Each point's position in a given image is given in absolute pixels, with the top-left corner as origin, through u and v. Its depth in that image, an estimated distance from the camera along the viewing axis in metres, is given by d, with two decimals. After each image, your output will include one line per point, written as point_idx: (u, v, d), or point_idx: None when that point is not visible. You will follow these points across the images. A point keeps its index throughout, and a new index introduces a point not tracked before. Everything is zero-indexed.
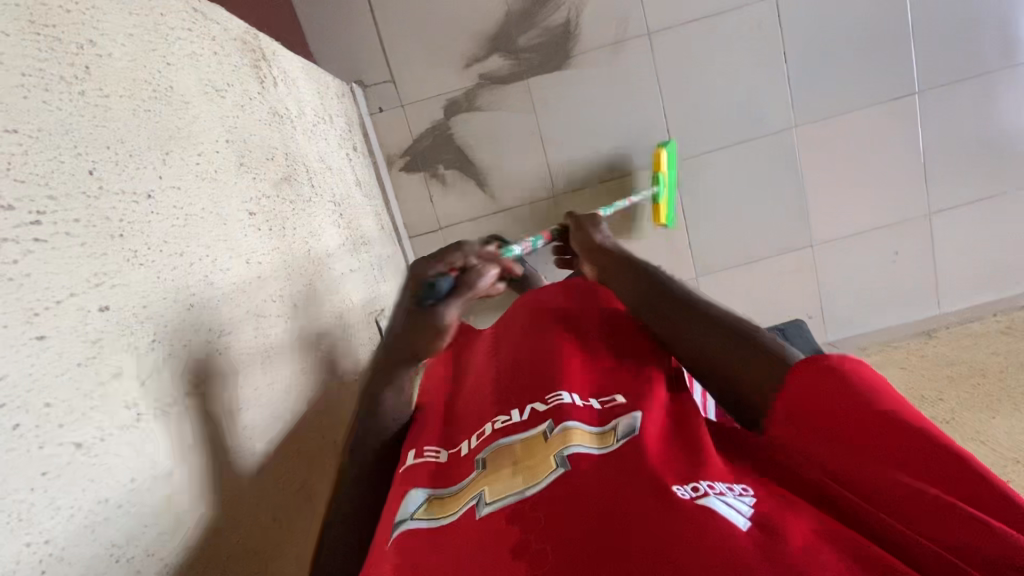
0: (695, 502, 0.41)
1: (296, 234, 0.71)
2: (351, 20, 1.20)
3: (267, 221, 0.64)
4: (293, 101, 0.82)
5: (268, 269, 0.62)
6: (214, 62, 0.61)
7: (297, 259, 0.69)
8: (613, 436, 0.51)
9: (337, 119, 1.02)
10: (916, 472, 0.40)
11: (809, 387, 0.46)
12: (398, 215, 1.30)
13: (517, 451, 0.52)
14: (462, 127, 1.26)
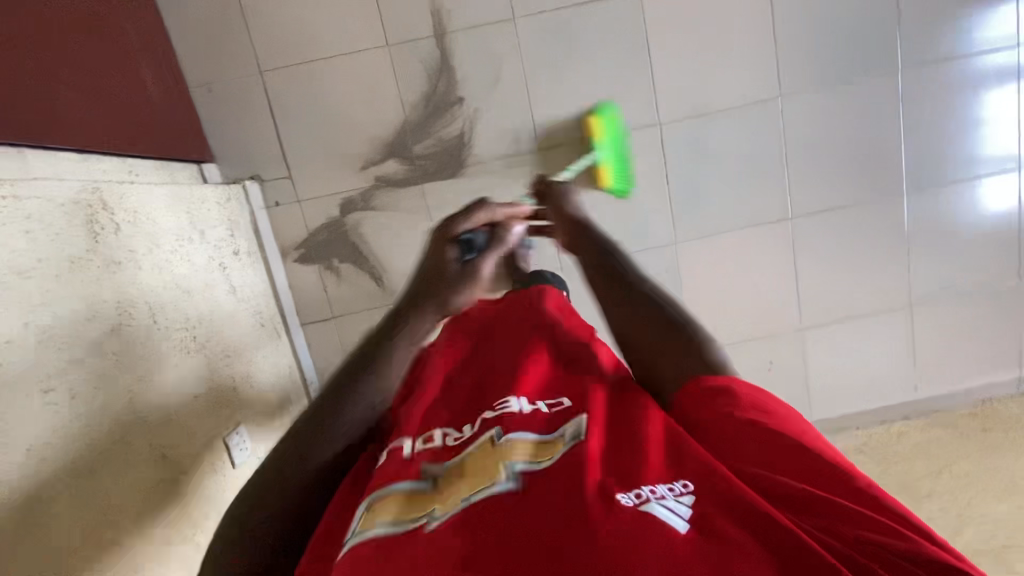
0: (634, 509, 0.44)
1: (118, 384, 0.76)
2: (250, 119, 1.24)
3: (70, 388, 0.68)
4: (143, 237, 0.87)
5: (62, 440, 0.65)
6: (22, 243, 0.65)
7: (112, 413, 0.74)
8: (558, 444, 0.53)
9: (212, 230, 1.06)
10: (836, 480, 0.46)
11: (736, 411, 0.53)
12: (289, 304, 1.32)
13: (467, 462, 0.54)
14: (357, 223, 1.30)
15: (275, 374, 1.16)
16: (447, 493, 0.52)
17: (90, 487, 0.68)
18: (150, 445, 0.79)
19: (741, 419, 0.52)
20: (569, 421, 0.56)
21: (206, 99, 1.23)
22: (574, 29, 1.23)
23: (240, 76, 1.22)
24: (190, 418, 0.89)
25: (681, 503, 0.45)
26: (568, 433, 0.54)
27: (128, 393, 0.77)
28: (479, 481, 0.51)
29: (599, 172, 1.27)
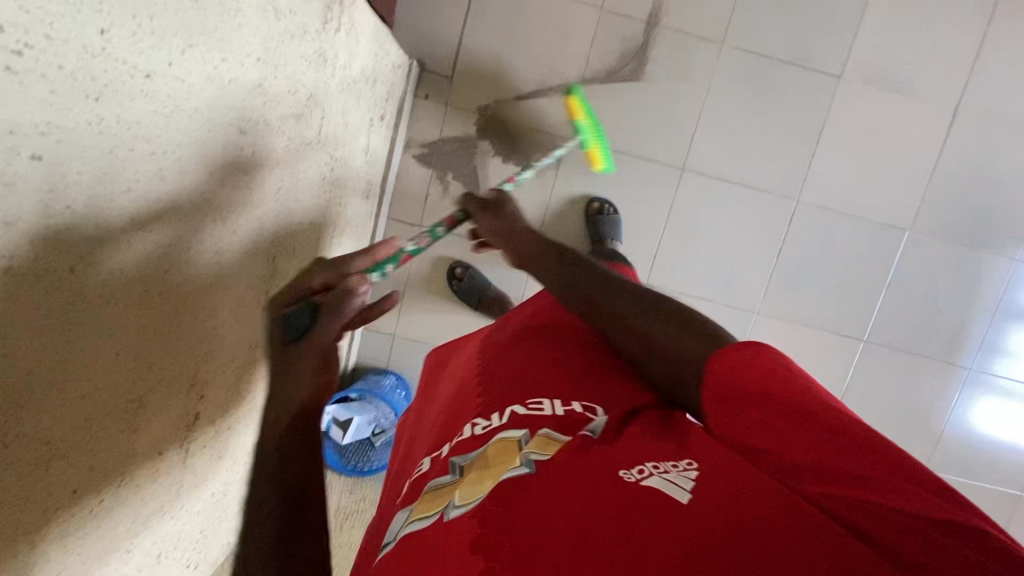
0: (642, 484, 0.43)
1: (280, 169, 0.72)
2: (443, 9, 1.23)
3: (255, 143, 0.64)
4: (346, 53, 0.84)
5: (229, 186, 0.61)
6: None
7: (266, 190, 0.70)
8: (571, 433, 0.51)
9: (380, 85, 1.03)
10: (878, 463, 0.39)
11: (755, 376, 0.46)
12: (389, 193, 1.29)
13: (489, 453, 0.51)
14: (487, 151, 1.28)
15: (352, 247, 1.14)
16: (462, 489, 0.48)
17: (237, 241, 0.66)
18: (273, 244, 0.76)
19: (751, 391, 0.46)
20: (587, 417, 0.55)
21: None
22: (772, 79, 1.26)
23: None
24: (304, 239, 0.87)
25: (687, 478, 0.43)
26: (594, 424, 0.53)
27: (278, 181, 0.73)
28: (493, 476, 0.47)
29: (591, 151, 1.22)
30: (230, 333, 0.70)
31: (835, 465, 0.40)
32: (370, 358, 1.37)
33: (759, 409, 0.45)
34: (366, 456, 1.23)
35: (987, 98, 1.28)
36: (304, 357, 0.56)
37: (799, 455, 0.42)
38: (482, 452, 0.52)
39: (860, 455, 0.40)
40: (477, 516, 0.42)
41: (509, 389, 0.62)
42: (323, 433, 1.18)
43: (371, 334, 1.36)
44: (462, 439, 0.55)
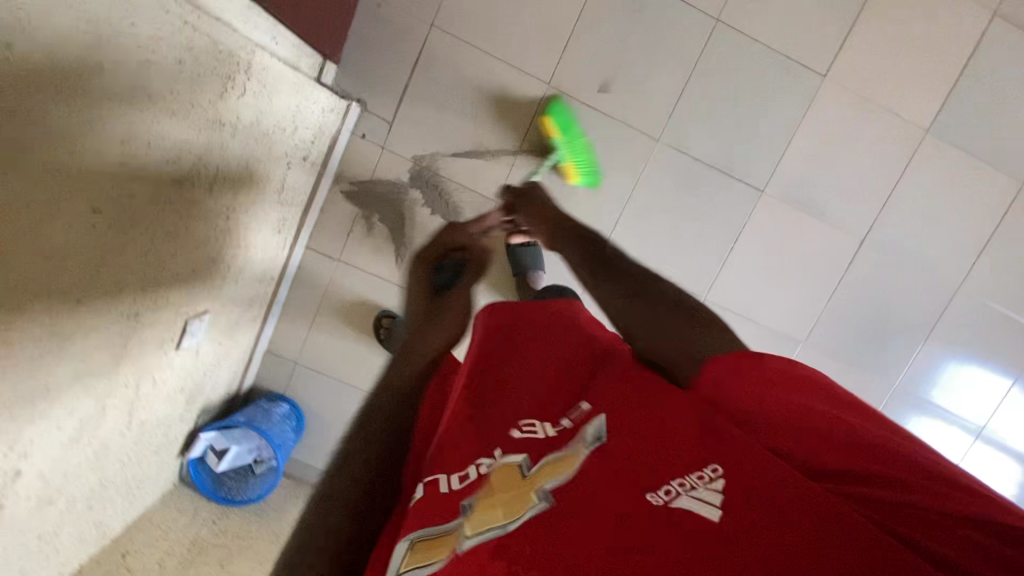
0: (672, 504, 0.46)
1: (150, 185, 0.68)
2: (392, 55, 1.23)
3: (123, 197, 0.64)
4: (254, 112, 0.84)
5: (84, 187, 0.58)
6: (166, 49, 0.62)
7: (141, 193, 0.67)
8: (580, 445, 0.52)
9: (302, 132, 1.03)
10: (849, 443, 0.53)
11: (768, 385, 0.59)
12: (311, 224, 1.28)
13: (496, 485, 0.50)
14: (416, 200, 1.29)
15: (256, 281, 1.13)
16: (476, 520, 0.47)
17: (93, 225, 0.62)
18: (160, 218, 0.73)
19: (756, 385, 0.59)
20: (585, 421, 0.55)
21: (368, 10, 1.21)
22: (697, 181, 1.31)
23: (412, 12, 1.21)
24: (194, 221, 0.81)
25: (713, 491, 0.47)
26: (590, 434, 0.52)
27: (161, 207, 0.72)
28: (507, 513, 0.47)
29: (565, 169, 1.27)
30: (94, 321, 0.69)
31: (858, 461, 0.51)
32: (268, 381, 1.37)
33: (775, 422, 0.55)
34: (247, 483, 1.21)
35: (892, 234, 1.35)
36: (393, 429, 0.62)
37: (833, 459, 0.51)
38: (487, 485, 0.50)
39: (877, 458, 0.51)
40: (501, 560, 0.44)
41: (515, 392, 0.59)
42: (199, 457, 1.17)
43: (273, 357, 1.35)
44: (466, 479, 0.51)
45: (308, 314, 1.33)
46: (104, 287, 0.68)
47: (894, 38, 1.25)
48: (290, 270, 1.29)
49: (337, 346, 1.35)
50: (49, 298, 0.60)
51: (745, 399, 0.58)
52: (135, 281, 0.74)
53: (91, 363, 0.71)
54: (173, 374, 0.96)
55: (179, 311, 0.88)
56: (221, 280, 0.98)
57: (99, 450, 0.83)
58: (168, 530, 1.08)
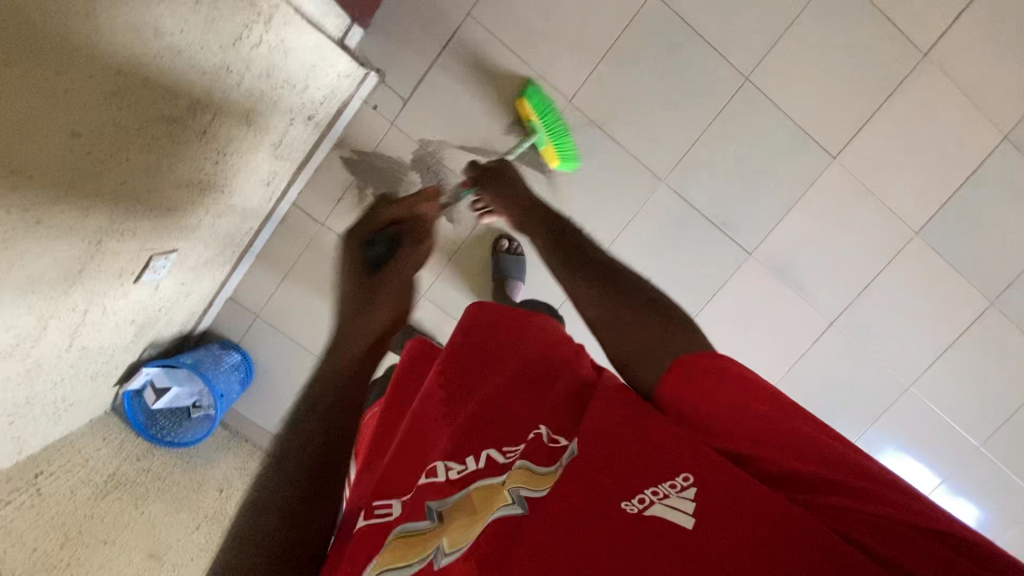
0: (643, 515, 0.47)
1: (138, 119, 0.66)
2: (421, 33, 1.20)
3: (109, 124, 0.62)
4: (268, 63, 0.82)
5: (70, 111, 0.57)
6: None
7: (128, 123, 0.65)
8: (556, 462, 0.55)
9: (312, 92, 1.00)
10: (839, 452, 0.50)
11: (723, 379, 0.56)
12: (302, 181, 1.26)
13: (474, 496, 0.52)
14: (414, 183, 1.28)
15: (233, 228, 1.11)
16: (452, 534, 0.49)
17: (71, 148, 0.59)
18: (146, 147, 0.70)
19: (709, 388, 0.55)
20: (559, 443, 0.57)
21: None
22: (686, 230, 1.34)
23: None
24: (180, 156, 0.78)
25: (686, 499, 0.47)
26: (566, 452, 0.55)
27: (147, 140, 0.70)
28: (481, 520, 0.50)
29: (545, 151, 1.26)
30: (54, 240, 0.67)
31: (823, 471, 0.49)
32: (224, 327, 1.35)
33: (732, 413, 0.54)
34: (179, 426, 1.21)
35: (856, 324, 1.39)
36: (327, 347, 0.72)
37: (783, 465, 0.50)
38: (465, 495, 0.52)
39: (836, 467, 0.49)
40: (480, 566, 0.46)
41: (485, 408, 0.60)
42: (137, 390, 1.16)
43: (234, 305, 1.33)
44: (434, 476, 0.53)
45: (281, 270, 1.31)
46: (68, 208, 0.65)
47: (903, 140, 1.28)
48: (271, 223, 1.27)
49: (303, 307, 1.34)
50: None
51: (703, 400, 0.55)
52: (105, 205, 0.71)
53: (44, 278, 0.69)
54: (126, 305, 0.93)
55: (147, 245, 0.86)
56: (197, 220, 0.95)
57: (31, 368, 0.80)
58: (88, 459, 1.04)
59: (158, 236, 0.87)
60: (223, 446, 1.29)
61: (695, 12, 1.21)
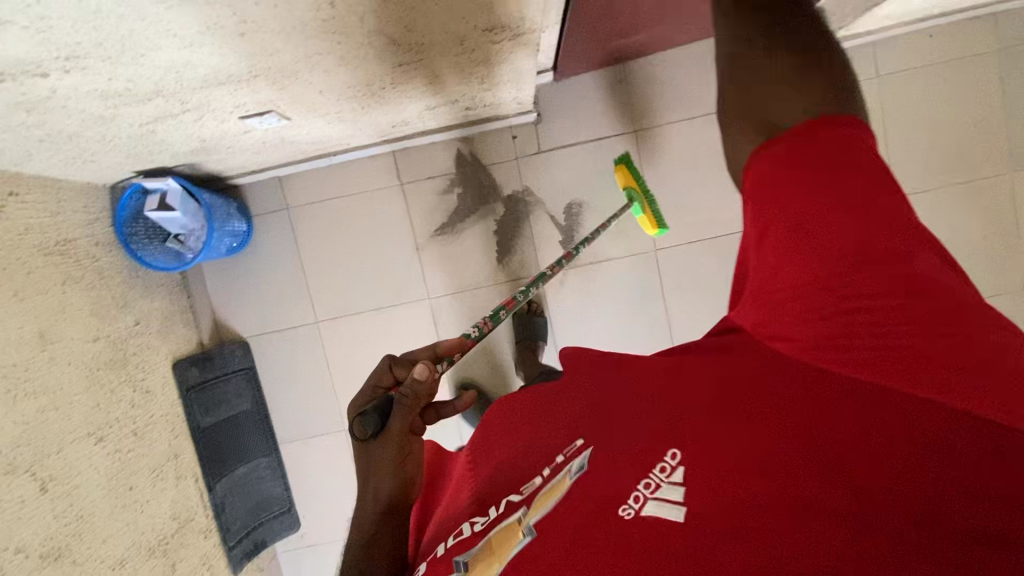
0: (637, 514, 0.49)
1: (376, 25, 0.71)
2: (589, 117, 1.31)
3: (359, 13, 0.66)
4: (484, 58, 0.89)
5: None
6: None
7: (370, 23, 0.69)
8: (565, 479, 0.56)
9: (488, 96, 1.08)
10: (901, 278, 0.47)
11: (793, 277, 0.51)
12: (414, 143, 1.30)
13: (494, 539, 0.54)
14: (494, 213, 1.33)
15: (337, 134, 1.13)
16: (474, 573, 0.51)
17: (317, 9, 0.63)
18: (359, 43, 0.74)
19: (801, 282, 0.51)
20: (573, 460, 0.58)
21: (610, 74, 1.30)
22: None
23: (633, 109, 1.31)
24: (370, 66, 0.81)
25: (674, 484, 0.50)
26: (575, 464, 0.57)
27: (365, 41, 0.74)
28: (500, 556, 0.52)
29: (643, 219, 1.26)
30: (234, 57, 0.69)
31: (891, 364, 0.47)
32: (252, 196, 1.33)
33: (817, 321, 0.51)
34: (148, 245, 1.17)
35: None
36: (378, 470, 0.71)
37: (864, 364, 0.49)
38: (486, 539, 0.55)
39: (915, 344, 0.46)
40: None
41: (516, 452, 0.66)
42: (143, 190, 1.13)
43: (277, 186, 1.33)
44: (459, 535, 0.58)
45: (337, 190, 1.33)
46: (267, 43, 0.67)
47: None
48: (362, 153, 1.30)
49: (329, 231, 1.35)
50: (220, 13, 0.60)
51: (787, 313, 0.53)
52: (292, 63, 0.75)
53: (194, 72, 0.71)
54: (213, 128, 0.93)
55: (280, 102, 0.88)
56: (326, 112, 0.98)
57: (103, 116, 0.79)
58: (61, 212, 1.00)
59: (289, 103, 0.89)
60: (167, 288, 1.23)
61: None
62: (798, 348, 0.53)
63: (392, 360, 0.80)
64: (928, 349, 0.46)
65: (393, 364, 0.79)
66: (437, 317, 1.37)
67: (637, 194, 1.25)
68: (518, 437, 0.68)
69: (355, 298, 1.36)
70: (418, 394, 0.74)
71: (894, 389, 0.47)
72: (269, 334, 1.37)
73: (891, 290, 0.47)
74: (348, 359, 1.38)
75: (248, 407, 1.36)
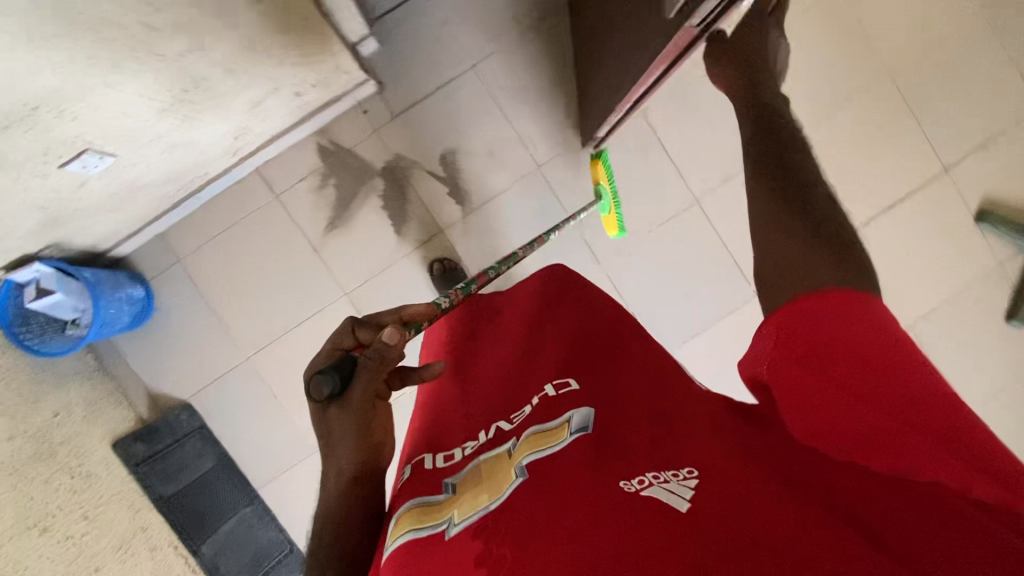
0: (639, 494, 0.51)
1: (123, 13, 0.72)
2: (428, 68, 1.34)
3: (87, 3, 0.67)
4: (263, 25, 0.90)
5: None
6: None
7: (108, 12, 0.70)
8: (565, 427, 0.63)
9: (307, 71, 1.09)
10: (888, 363, 0.54)
11: (809, 336, 0.57)
12: (274, 152, 1.31)
13: (483, 468, 0.62)
14: (376, 188, 1.34)
15: (185, 163, 1.13)
16: (462, 503, 0.58)
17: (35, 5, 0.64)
18: (117, 40, 0.75)
19: (814, 349, 0.56)
20: (568, 412, 0.65)
21: (431, 22, 1.32)
22: None
23: (465, 47, 1.34)
24: (149, 65, 0.82)
25: (684, 487, 0.51)
26: (574, 423, 0.63)
27: (122, 38, 0.75)
28: (492, 488, 0.58)
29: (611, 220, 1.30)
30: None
31: (899, 424, 0.51)
32: (142, 260, 1.33)
33: (829, 364, 0.55)
34: (46, 338, 1.16)
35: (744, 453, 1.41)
36: (341, 435, 0.70)
37: (859, 416, 0.53)
38: (475, 467, 0.63)
39: (920, 410, 0.51)
40: (479, 539, 0.52)
41: (499, 389, 0.75)
42: (18, 285, 1.12)
43: (162, 244, 1.33)
44: (451, 459, 0.67)
45: (221, 225, 1.34)
46: (15, 64, 0.68)
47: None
48: (227, 180, 1.30)
49: (227, 265, 1.34)
50: None
51: (793, 357, 0.56)
52: (61, 82, 0.75)
53: None
54: (41, 187, 0.93)
55: (89, 135, 0.88)
56: (149, 137, 0.98)
57: None
58: None
59: (97, 134, 0.89)
60: (80, 375, 1.23)
61: (670, 129, 1.35)
62: (782, 393, 0.56)
63: (351, 323, 0.77)
64: (919, 404, 0.52)
65: (353, 327, 0.76)
66: (360, 306, 1.36)
67: (606, 193, 1.29)
68: (496, 381, 0.76)
69: (277, 319, 1.35)
70: (384, 361, 0.73)
71: (896, 470, 0.49)
72: (208, 386, 1.35)
73: (869, 364, 0.54)
74: (291, 380, 1.36)
75: (214, 465, 1.32)
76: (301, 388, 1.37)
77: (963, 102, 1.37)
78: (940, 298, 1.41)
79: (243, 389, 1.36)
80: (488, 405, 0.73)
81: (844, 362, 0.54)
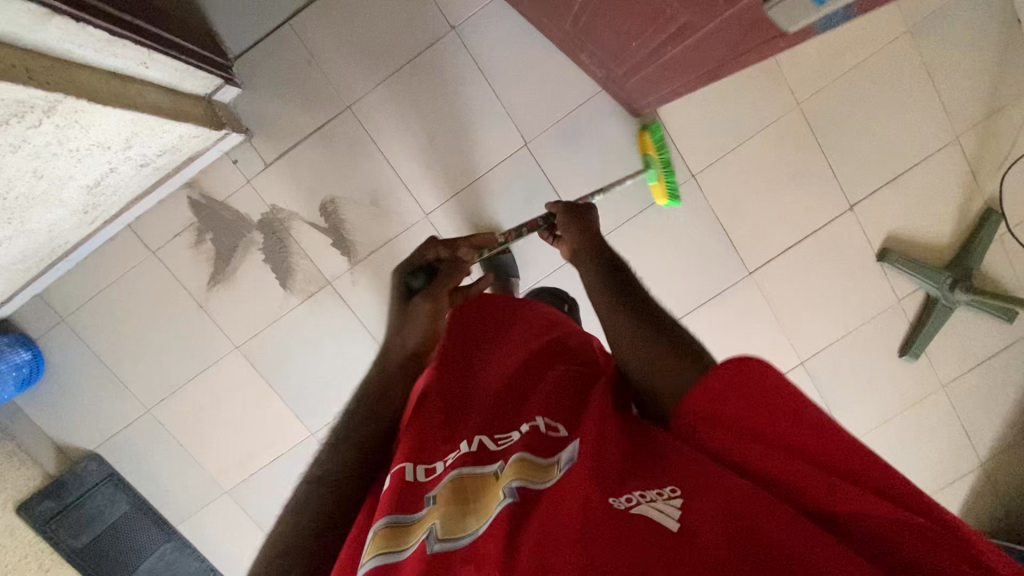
0: (630, 512, 0.50)
1: None
2: (298, 111, 1.23)
3: None
4: (55, 137, 0.83)
5: None
6: None
7: None
8: (555, 466, 0.59)
9: (142, 149, 1.01)
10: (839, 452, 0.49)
11: (746, 404, 0.53)
12: (142, 209, 1.25)
13: (466, 484, 0.59)
14: (256, 242, 1.29)
15: (33, 244, 1.08)
16: (450, 520, 0.55)
17: None
18: None
19: (755, 412, 0.52)
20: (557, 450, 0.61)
21: (297, 59, 1.20)
22: None
23: (338, 86, 1.22)
24: None
25: (672, 506, 0.50)
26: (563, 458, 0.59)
27: None
28: (484, 509, 0.57)
29: (660, 190, 1.28)
30: None
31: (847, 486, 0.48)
32: (25, 321, 1.31)
33: (768, 424, 0.52)
34: None
35: None
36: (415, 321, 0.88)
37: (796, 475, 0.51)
38: (455, 480, 0.60)
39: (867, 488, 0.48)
40: (470, 564, 0.50)
41: (485, 403, 0.70)
42: None
43: (43, 303, 1.30)
44: (433, 473, 0.62)
45: (100, 283, 1.30)
46: None
47: (729, 328, 1.41)
48: (96, 240, 1.25)
49: (111, 323, 1.32)
50: None
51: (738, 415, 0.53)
52: None
53: None
54: None
55: None
56: None
57: None
58: None
59: None
60: None
61: (561, 173, 1.30)
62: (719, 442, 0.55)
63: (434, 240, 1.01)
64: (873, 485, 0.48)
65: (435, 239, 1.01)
66: (253, 359, 1.36)
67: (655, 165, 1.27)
68: (478, 395, 0.72)
69: (171, 373, 1.36)
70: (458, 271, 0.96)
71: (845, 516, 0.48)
72: (112, 437, 1.38)
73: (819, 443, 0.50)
74: (193, 430, 1.39)
75: (128, 509, 1.38)
76: (203, 437, 1.40)
77: (875, 135, 1.29)
78: (838, 335, 1.41)
79: (147, 440, 1.39)
80: (475, 412, 0.69)
81: (798, 421, 0.51)
